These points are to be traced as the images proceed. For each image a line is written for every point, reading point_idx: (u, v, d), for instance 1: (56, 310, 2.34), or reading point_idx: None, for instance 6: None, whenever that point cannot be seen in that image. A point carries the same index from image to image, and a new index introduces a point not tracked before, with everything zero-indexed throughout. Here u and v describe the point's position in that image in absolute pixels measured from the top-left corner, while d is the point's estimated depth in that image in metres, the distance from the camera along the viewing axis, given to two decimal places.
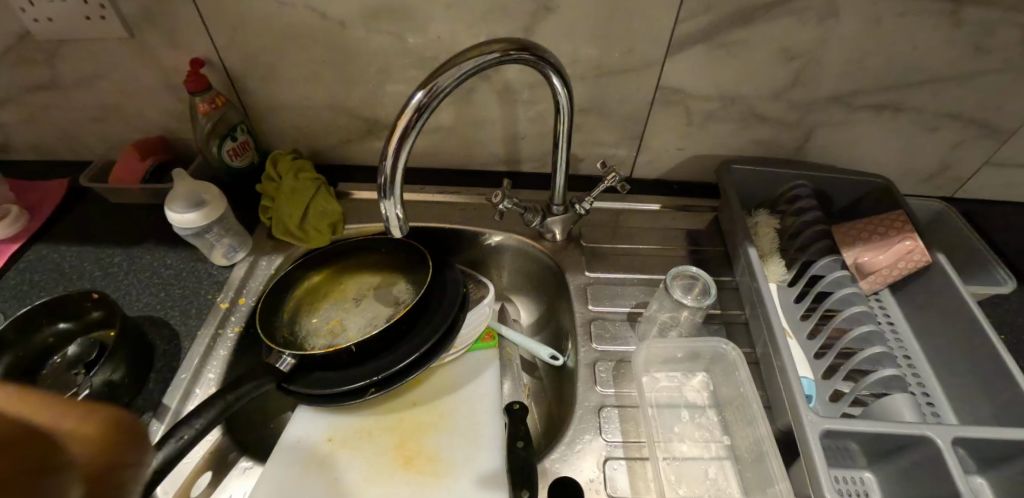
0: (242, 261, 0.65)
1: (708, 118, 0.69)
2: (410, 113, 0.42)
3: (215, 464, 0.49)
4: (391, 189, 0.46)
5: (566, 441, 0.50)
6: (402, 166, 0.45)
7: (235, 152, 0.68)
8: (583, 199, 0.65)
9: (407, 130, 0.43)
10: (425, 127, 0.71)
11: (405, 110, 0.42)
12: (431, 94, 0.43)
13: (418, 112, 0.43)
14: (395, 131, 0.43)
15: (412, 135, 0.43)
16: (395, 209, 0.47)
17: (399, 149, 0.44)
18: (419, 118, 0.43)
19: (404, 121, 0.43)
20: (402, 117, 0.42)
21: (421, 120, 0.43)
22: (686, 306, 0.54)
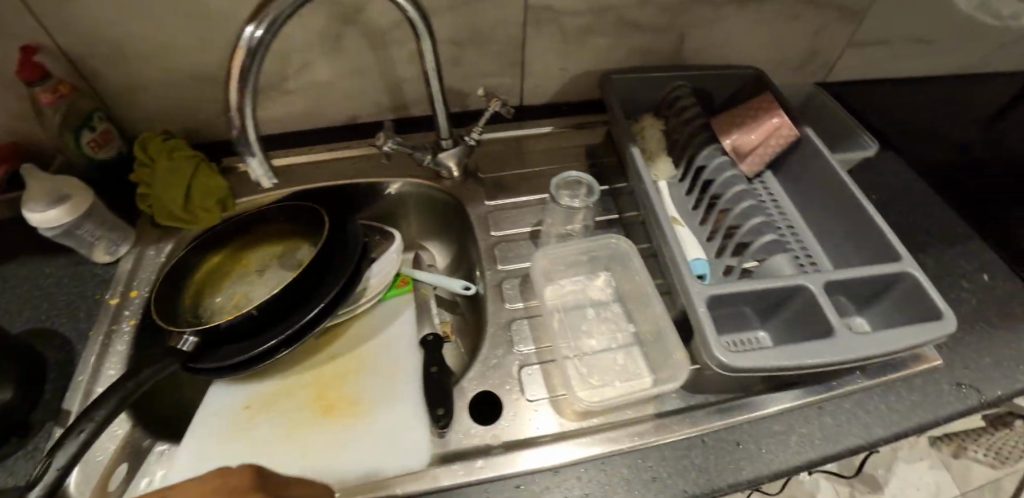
0: (128, 255, 0.60)
1: (583, 33, 0.70)
2: (245, 48, 0.40)
3: (129, 455, 0.48)
4: (251, 148, 0.44)
5: (482, 359, 0.52)
6: (253, 123, 0.43)
7: (97, 144, 0.62)
8: (470, 130, 0.65)
9: (245, 72, 0.40)
10: (302, 85, 0.68)
11: (237, 50, 0.39)
12: (261, 27, 0.40)
13: (256, 47, 0.40)
14: (234, 73, 0.40)
15: (251, 77, 0.41)
16: (263, 169, 0.46)
17: (243, 92, 0.41)
18: (257, 57, 0.40)
19: (241, 59, 0.40)
20: (238, 56, 0.40)
21: (259, 58, 0.41)
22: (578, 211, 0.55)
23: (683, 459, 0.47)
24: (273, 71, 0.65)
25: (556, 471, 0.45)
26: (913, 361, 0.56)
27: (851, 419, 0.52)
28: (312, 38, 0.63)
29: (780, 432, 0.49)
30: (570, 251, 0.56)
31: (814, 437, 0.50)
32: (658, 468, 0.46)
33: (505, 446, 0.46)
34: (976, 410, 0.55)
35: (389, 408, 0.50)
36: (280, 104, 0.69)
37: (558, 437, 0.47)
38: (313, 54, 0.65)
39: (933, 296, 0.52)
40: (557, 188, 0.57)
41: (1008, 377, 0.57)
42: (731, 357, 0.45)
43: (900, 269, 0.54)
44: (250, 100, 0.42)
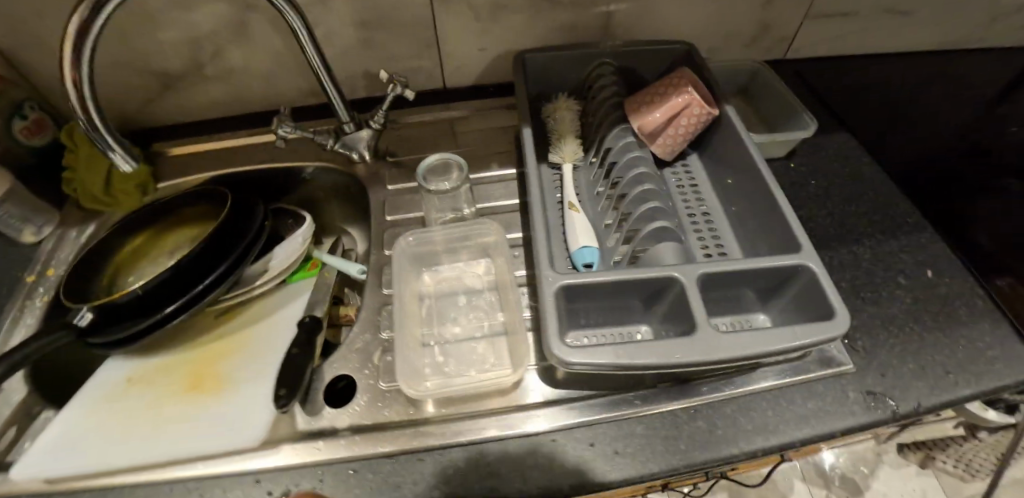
0: (50, 235, 0.65)
1: (496, 10, 0.67)
2: (72, 31, 0.41)
3: (21, 419, 0.52)
4: (109, 142, 0.49)
5: (347, 342, 0.52)
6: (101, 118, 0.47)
7: (30, 131, 0.65)
8: (373, 114, 0.65)
9: (79, 51, 0.42)
10: (218, 73, 0.68)
11: (67, 30, 0.41)
12: (90, 7, 0.41)
13: (84, 24, 0.41)
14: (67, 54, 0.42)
15: (85, 58, 0.43)
16: (126, 159, 0.51)
17: (76, 74, 0.43)
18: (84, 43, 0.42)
19: (72, 39, 0.41)
20: (68, 36, 0.41)
21: (93, 37, 0.42)
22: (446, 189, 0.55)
23: (526, 456, 0.45)
24: (187, 58, 0.66)
25: (394, 456, 0.46)
26: (815, 364, 0.51)
27: (729, 426, 0.48)
28: (218, 25, 0.63)
29: (639, 436, 0.47)
30: (443, 237, 0.55)
31: (676, 441, 0.47)
32: (496, 463, 0.45)
33: (351, 429, 0.47)
34: (885, 424, 0.49)
35: (255, 385, 0.52)
36: (202, 92, 0.71)
37: (407, 422, 0.47)
38: (222, 41, 0.65)
39: (829, 292, 0.46)
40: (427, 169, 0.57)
41: (931, 388, 0.50)
42: (570, 354, 0.42)
43: (797, 262, 0.48)
44: (85, 84, 0.44)
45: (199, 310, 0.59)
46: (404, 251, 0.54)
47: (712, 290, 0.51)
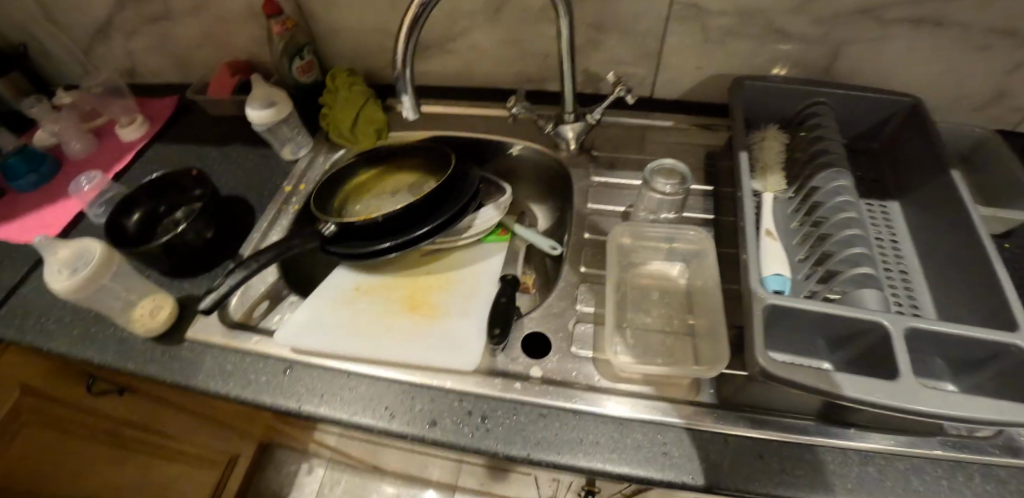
0: (304, 156, 0.78)
1: (725, 35, 0.70)
2: (415, 10, 0.51)
3: (270, 297, 0.67)
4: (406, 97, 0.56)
5: (545, 305, 0.59)
6: (410, 80, 0.55)
7: (303, 70, 0.80)
8: (593, 110, 0.70)
9: (415, 22, 0.51)
10: (461, 47, 0.79)
11: (412, 7, 0.51)
12: None
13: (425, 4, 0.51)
14: (407, 19, 0.51)
15: (417, 30, 0.52)
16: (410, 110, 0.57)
17: (404, 51, 0.53)
18: (419, 25, 0.52)
19: (413, 14, 0.51)
20: (412, 10, 0.51)
21: (425, 13, 0.52)
22: (670, 197, 0.58)
23: (695, 447, 0.49)
24: (441, 31, 0.77)
25: (578, 414, 0.51)
26: (1000, 450, 0.49)
27: (899, 479, 0.48)
28: (479, 7, 0.72)
29: (807, 462, 0.49)
30: (648, 234, 0.60)
31: (843, 478, 0.48)
32: (671, 447, 0.49)
33: (543, 380, 0.53)
34: None
35: (457, 319, 0.60)
36: (440, 61, 0.81)
37: (591, 388, 0.53)
38: (476, 21, 0.74)
39: None
40: (652, 175, 0.59)
41: None
42: (774, 367, 0.45)
43: (1010, 340, 0.48)
44: (407, 62, 0.54)
45: (413, 248, 0.69)
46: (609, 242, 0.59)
47: (907, 344, 0.52)
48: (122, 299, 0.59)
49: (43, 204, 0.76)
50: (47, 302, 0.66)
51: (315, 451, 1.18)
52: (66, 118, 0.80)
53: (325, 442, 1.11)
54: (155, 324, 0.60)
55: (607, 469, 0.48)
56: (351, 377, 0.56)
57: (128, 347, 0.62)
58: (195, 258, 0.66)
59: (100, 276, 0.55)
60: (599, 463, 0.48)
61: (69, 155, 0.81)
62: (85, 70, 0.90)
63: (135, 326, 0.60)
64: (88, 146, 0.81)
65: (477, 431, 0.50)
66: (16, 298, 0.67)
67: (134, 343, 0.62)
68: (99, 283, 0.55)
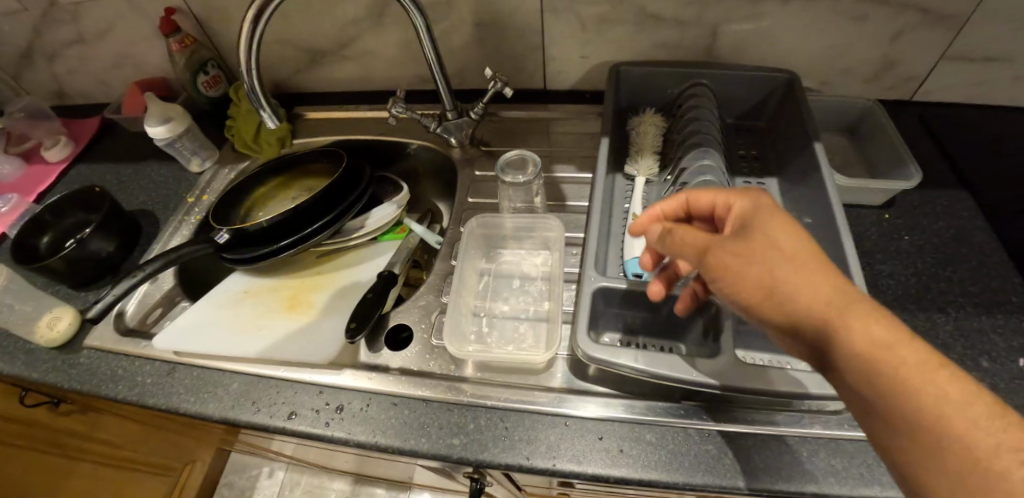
0: (211, 167, 0.81)
1: (602, 23, 0.70)
2: (250, 26, 0.53)
3: (168, 302, 0.70)
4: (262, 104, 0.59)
5: (413, 298, 0.60)
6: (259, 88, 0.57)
7: (209, 84, 0.84)
8: (473, 106, 0.71)
9: (251, 35, 0.54)
10: (356, 52, 0.81)
11: (244, 21, 0.53)
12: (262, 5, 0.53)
13: (258, 19, 0.53)
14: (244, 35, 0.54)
15: (255, 43, 0.54)
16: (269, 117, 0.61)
17: (249, 63, 0.55)
18: (256, 33, 0.54)
19: (248, 29, 0.53)
20: (245, 25, 0.53)
21: (260, 27, 0.54)
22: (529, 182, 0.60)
23: (537, 430, 0.50)
24: (334, 38, 0.79)
25: (430, 402, 0.52)
26: (850, 424, 0.48)
27: (741, 456, 0.47)
28: (361, 13, 0.74)
29: (649, 439, 0.49)
30: (511, 225, 0.61)
31: (684, 457, 0.47)
32: (514, 431, 0.50)
33: (400, 371, 0.55)
34: None
35: (338, 317, 0.63)
36: (339, 68, 0.84)
37: (446, 376, 0.54)
38: (362, 27, 0.76)
39: None
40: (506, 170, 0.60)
41: None
42: (594, 349, 0.47)
43: None
44: (253, 72, 0.56)
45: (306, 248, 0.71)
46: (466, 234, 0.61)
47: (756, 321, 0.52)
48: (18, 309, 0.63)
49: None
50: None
51: (270, 454, 1.21)
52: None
53: (274, 446, 1.13)
54: (54, 336, 0.64)
55: (449, 454, 0.49)
56: (225, 375, 0.58)
57: (26, 358, 0.64)
58: (95, 270, 0.69)
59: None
60: (441, 449, 0.49)
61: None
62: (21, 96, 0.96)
63: (36, 336, 0.63)
64: (15, 169, 0.84)
65: (330, 421, 0.52)
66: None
67: (32, 353, 0.65)
68: None
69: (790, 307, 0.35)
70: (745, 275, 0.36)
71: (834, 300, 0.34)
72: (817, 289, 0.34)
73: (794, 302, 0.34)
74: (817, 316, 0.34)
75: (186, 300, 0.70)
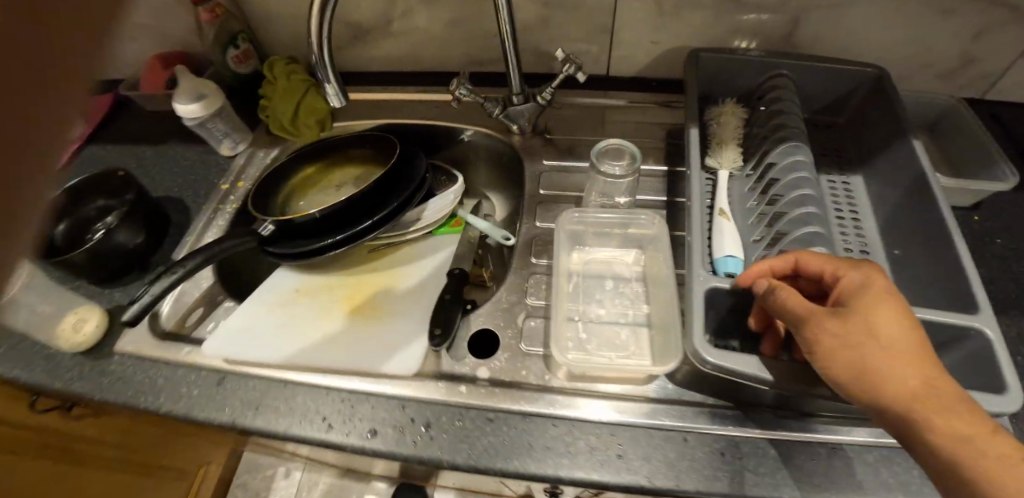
0: (244, 151, 0.74)
1: (679, 6, 0.66)
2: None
3: (205, 303, 0.63)
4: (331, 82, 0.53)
5: (494, 299, 0.56)
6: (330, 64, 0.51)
7: (239, 59, 0.76)
8: (541, 90, 0.66)
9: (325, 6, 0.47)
10: (404, 30, 0.74)
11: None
12: None
13: None
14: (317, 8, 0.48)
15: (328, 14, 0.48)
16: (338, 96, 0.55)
17: (320, 36, 0.49)
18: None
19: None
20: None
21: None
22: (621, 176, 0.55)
23: (651, 447, 0.46)
24: (381, 13, 0.72)
25: (528, 417, 0.48)
26: None
27: (867, 474, 0.45)
28: None
29: (775, 459, 0.45)
30: (602, 222, 0.58)
31: (811, 477, 0.44)
32: (626, 449, 0.46)
33: (490, 382, 0.50)
34: None
35: (406, 319, 0.57)
36: (383, 45, 0.77)
37: (542, 388, 0.50)
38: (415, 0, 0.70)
39: (1002, 365, 0.43)
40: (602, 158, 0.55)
41: None
42: (710, 352, 0.43)
43: (971, 324, 0.45)
44: (324, 46, 0.50)
45: (359, 244, 0.65)
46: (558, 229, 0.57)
47: None
48: (38, 313, 0.55)
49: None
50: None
51: (289, 453, 1.16)
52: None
53: None
54: (80, 341, 0.57)
55: (558, 475, 0.45)
56: (282, 387, 0.51)
57: (47, 362, 0.57)
58: (120, 264, 0.62)
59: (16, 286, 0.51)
60: (550, 470, 0.45)
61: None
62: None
63: (59, 341, 0.56)
64: None
65: (417, 440, 0.47)
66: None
67: (53, 357, 0.58)
68: (13, 302, 0.51)
69: (884, 387, 0.35)
70: (842, 345, 0.37)
71: (931, 389, 0.35)
72: (918, 375, 0.35)
73: (885, 371, 0.35)
74: (909, 396, 0.35)
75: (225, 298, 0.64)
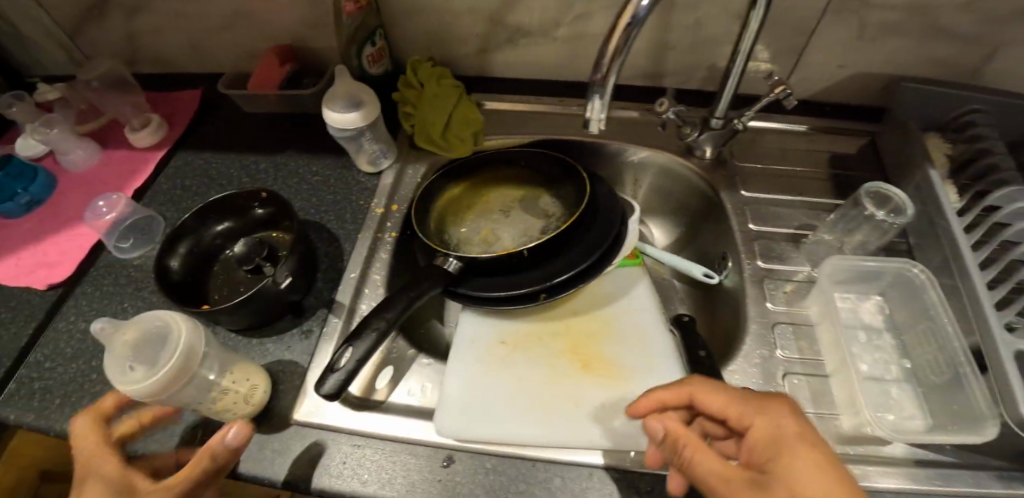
0: (389, 168, 0.63)
1: (884, 31, 0.61)
2: (630, 15, 0.38)
3: (393, 360, 0.52)
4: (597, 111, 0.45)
5: (743, 354, 0.51)
6: (610, 91, 0.43)
7: (374, 58, 0.64)
8: (743, 116, 0.59)
9: (628, 30, 0.38)
10: (565, 35, 0.64)
11: (627, 9, 0.38)
12: None
13: (639, 16, 0.38)
14: (614, 34, 0.39)
15: (629, 41, 0.39)
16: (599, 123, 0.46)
17: (609, 61, 0.41)
18: (630, 35, 0.39)
19: (625, 22, 0.38)
20: (624, 16, 0.38)
21: (639, 25, 0.39)
22: (879, 223, 0.55)
23: None
24: (546, 16, 0.62)
25: None
26: None
27: None
28: None
29: None
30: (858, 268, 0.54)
31: None
32: None
33: None
34: None
35: (649, 383, 0.50)
36: (539, 51, 0.67)
37: None
38: (596, 3, 0.59)
39: None
40: (868, 195, 0.55)
41: None
42: None
43: None
44: (612, 70, 0.41)
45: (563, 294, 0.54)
46: (821, 271, 0.53)
47: None
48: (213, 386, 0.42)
49: (46, 231, 0.61)
50: (79, 369, 0.52)
51: None
52: (58, 120, 0.66)
53: None
54: (252, 408, 0.45)
55: None
56: (534, 466, 0.43)
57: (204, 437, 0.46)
58: (277, 309, 0.51)
59: (158, 397, 0.37)
60: None
61: (67, 168, 0.66)
62: (82, 58, 0.74)
63: (224, 415, 0.44)
64: (90, 155, 0.66)
65: None
66: (30, 363, 0.52)
67: (211, 430, 0.46)
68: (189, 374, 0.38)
69: None
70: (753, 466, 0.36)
71: None
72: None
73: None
74: None
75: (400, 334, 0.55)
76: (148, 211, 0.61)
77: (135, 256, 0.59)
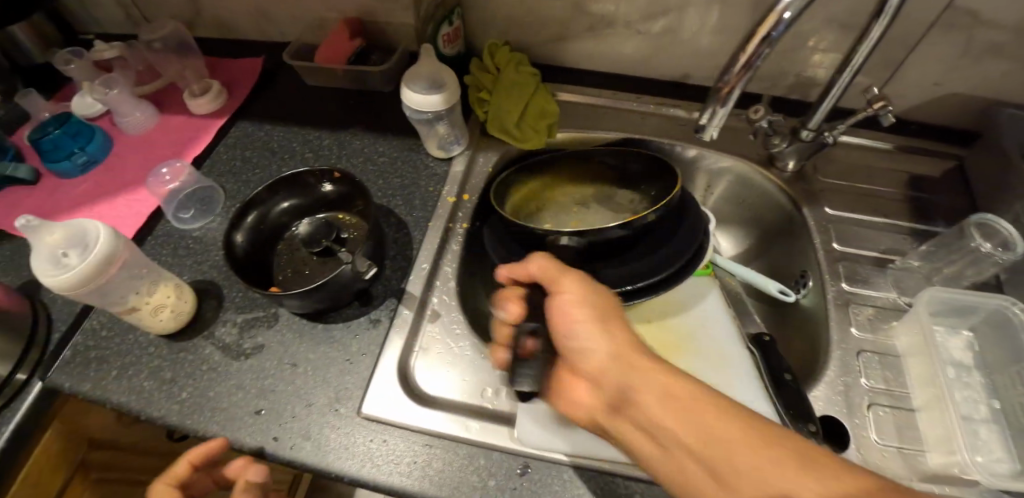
0: (458, 156, 0.61)
1: (991, 52, 0.57)
2: (767, 30, 0.37)
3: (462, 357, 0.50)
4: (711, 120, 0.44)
5: (826, 381, 0.49)
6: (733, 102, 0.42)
7: (450, 39, 0.61)
8: (834, 129, 0.56)
9: (762, 45, 0.37)
10: (651, 30, 0.61)
11: (764, 24, 0.36)
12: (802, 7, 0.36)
13: (776, 30, 0.37)
14: (747, 48, 0.38)
15: (760, 53, 0.38)
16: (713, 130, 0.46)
17: (736, 75, 0.40)
18: (763, 49, 0.38)
19: (760, 36, 0.37)
20: (761, 31, 0.37)
21: (773, 41, 0.37)
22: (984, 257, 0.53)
23: None
24: (634, 9, 0.59)
25: None
26: None
27: None
28: None
29: None
30: (951, 301, 0.52)
31: None
32: None
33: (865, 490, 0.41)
34: None
35: None
36: (620, 43, 0.63)
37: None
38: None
39: None
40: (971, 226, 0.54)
41: None
42: None
43: None
44: (741, 81, 0.40)
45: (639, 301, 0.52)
46: (916, 301, 0.50)
47: None
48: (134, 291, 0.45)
49: (102, 193, 0.59)
50: (136, 341, 0.50)
51: None
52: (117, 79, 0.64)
53: None
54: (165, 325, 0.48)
55: None
56: (613, 482, 0.41)
57: (271, 428, 0.44)
58: (346, 296, 0.49)
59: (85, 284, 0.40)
60: None
61: (124, 130, 0.64)
62: (141, 17, 0.71)
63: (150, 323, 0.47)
64: (149, 118, 0.64)
65: None
66: (86, 330, 0.51)
67: (276, 416, 0.45)
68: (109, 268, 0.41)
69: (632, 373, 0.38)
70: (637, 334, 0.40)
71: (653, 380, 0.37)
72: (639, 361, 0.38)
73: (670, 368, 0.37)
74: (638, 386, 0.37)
75: (466, 332, 0.50)
76: (208, 181, 0.59)
77: (193, 227, 0.57)
